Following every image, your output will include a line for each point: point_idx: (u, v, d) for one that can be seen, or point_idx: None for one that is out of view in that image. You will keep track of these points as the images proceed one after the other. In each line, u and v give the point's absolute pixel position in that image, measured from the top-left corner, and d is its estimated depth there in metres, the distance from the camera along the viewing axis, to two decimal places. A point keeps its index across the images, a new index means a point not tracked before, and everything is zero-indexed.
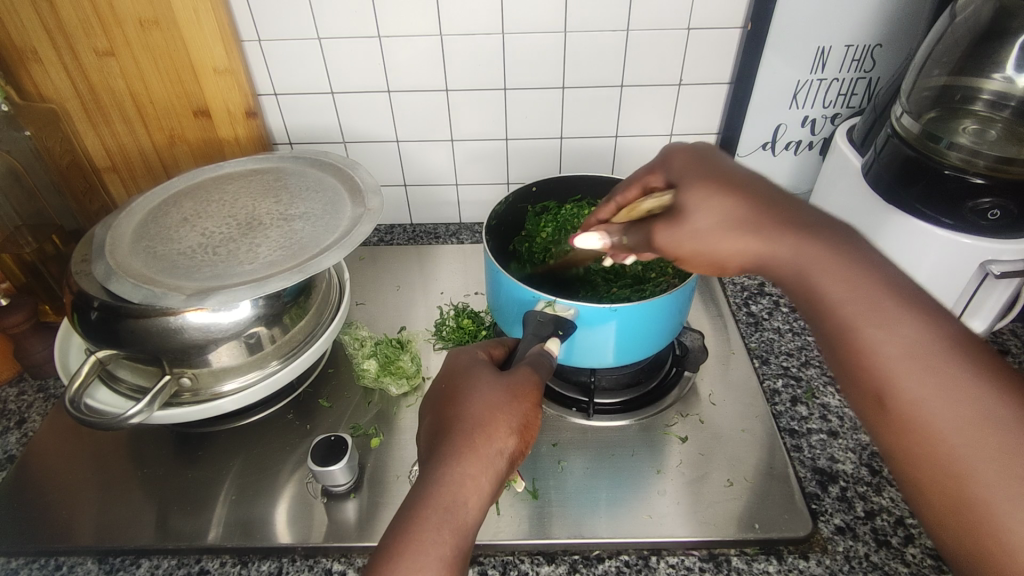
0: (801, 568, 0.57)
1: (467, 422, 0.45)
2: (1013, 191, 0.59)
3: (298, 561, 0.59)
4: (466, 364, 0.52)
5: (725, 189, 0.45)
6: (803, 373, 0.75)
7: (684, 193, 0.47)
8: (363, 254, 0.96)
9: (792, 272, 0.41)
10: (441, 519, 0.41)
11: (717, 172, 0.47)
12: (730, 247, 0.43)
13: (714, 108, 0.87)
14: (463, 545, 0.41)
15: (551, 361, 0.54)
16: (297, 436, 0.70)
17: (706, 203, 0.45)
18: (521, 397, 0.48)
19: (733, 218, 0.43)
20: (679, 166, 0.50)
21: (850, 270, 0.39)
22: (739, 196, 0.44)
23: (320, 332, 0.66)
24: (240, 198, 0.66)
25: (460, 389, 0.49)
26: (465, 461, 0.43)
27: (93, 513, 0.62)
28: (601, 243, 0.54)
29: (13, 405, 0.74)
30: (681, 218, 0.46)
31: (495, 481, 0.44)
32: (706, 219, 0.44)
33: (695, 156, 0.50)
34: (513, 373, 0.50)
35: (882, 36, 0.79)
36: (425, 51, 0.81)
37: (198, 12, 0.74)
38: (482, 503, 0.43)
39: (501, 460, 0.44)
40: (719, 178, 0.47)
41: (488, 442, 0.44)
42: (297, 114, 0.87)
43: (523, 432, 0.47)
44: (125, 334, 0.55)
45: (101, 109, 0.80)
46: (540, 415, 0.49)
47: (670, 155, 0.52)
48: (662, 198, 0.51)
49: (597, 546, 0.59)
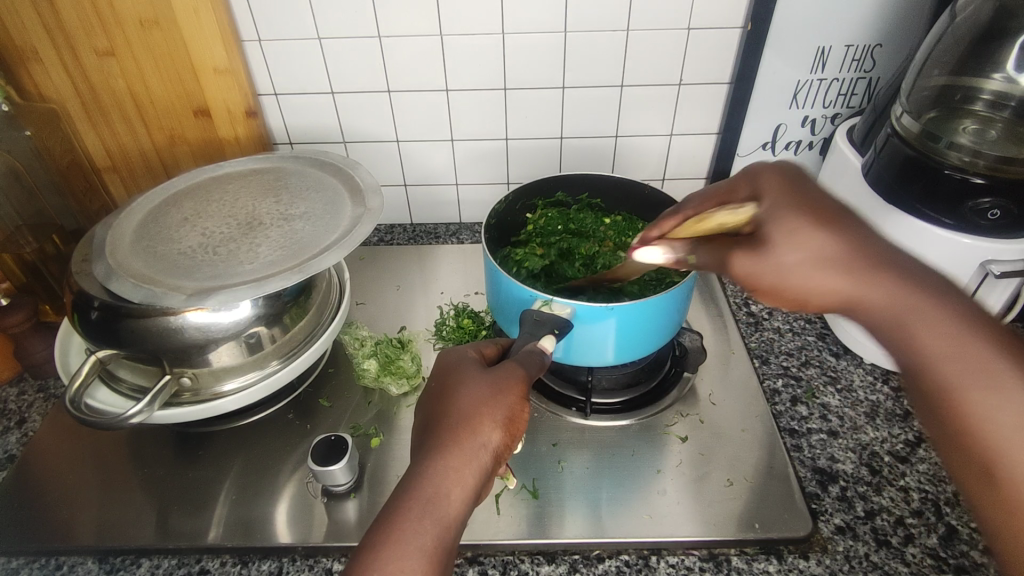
0: (801, 568, 0.57)
1: (452, 417, 0.46)
2: (1014, 191, 0.59)
3: (298, 561, 0.59)
4: (457, 360, 0.52)
5: (817, 217, 0.42)
6: (803, 373, 0.75)
7: (767, 226, 0.43)
8: (363, 254, 0.96)
9: (870, 306, 0.39)
10: (422, 511, 0.41)
11: (809, 199, 0.44)
12: (818, 283, 0.40)
13: (713, 108, 0.87)
14: (446, 538, 0.40)
15: (544, 358, 0.55)
16: (297, 436, 0.70)
17: (794, 235, 0.42)
18: (505, 392, 0.48)
19: (825, 252, 0.40)
20: (772, 194, 0.45)
21: (938, 311, 0.37)
22: (828, 228, 0.41)
23: (320, 332, 0.66)
24: (241, 197, 0.66)
25: (448, 385, 0.49)
26: (448, 455, 0.43)
27: (93, 513, 0.62)
28: (662, 258, 0.51)
29: (13, 405, 0.74)
30: (763, 245, 0.43)
31: (480, 474, 0.43)
32: (790, 256, 0.41)
33: (788, 180, 0.46)
34: (500, 369, 0.50)
35: (882, 36, 0.79)
36: (425, 50, 0.81)
37: (199, 12, 0.74)
38: (466, 495, 0.42)
39: (486, 453, 0.44)
40: (806, 204, 0.43)
41: (473, 436, 0.44)
42: (296, 114, 0.87)
43: (509, 426, 0.46)
44: (125, 334, 0.55)
45: (101, 110, 0.80)
46: (526, 410, 0.48)
47: (757, 173, 0.49)
48: (737, 212, 0.47)
49: (597, 546, 0.59)
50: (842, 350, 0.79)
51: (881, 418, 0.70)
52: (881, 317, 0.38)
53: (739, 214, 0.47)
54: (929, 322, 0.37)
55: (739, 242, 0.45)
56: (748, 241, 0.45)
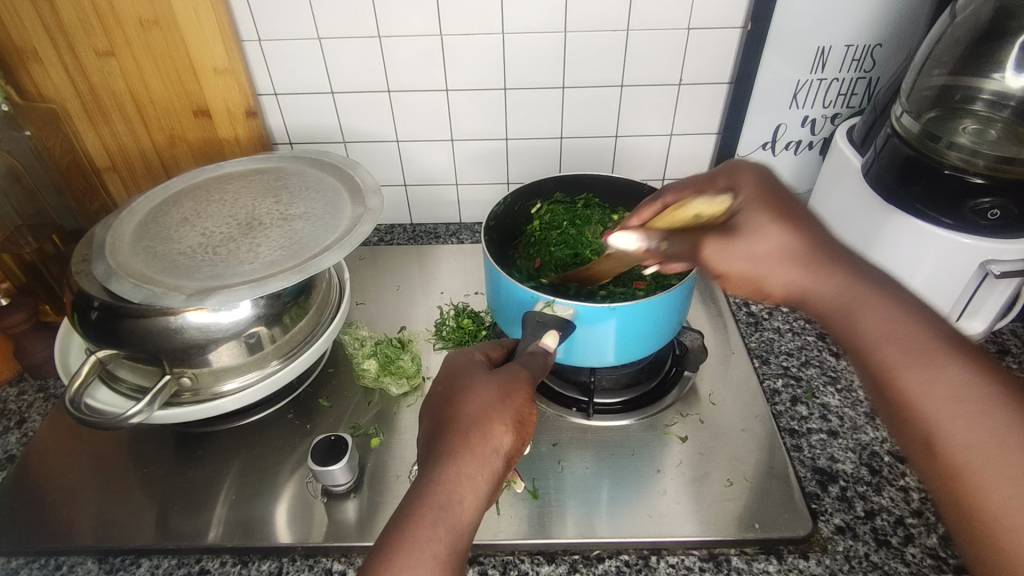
0: (800, 568, 0.57)
1: (463, 421, 0.45)
2: (1014, 190, 0.59)
3: (298, 561, 0.59)
4: (463, 364, 0.52)
5: (777, 215, 0.49)
6: (803, 373, 0.75)
7: (745, 218, 0.50)
8: (363, 254, 0.96)
9: (806, 292, 0.47)
10: (437, 517, 0.41)
11: (777, 198, 0.50)
12: (769, 275, 0.48)
13: (714, 108, 0.87)
14: (459, 544, 0.41)
15: (547, 358, 0.54)
16: (297, 436, 0.70)
17: (761, 231, 0.49)
18: (515, 395, 0.48)
19: (787, 249, 0.48)
20: (747, 193, 0.51)
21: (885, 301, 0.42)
22: (790, 225, 0.49)
23: (320, 332, 0.66)
24: (241, 197, 0.66)
25: (457, 389, 0.49)
26: (460, 461, 0.43)
27: (93, 513, 0.62)
28: (637, 244, 0.55)
29: (13, 405, 0.74)
30: (731, 239, 0.50)
31: (492, 479, 0.44)
32: (734, 270, 0.51)
33: (765, 180, 0.52)
34: (508, 371, 0.50)
35: (882, 36, 0.79)
36: (425, 50, 0.81)
37: (198, 12, 0.74)
38: (478, 501, 0.43)
39: (497, 458, 0.44)
40: (773, 204, 0.50)
41: (485, 440, 0.44)
42: (296, 114, 0.87)
43: (519, 430, 0.46)
44: (124, 334, 0.55)
45: (101, 110, 0.80)
46: (535, 413, 0.48)
47: (739, 168, 0.53)
48: (714, 203, 0.53)
49: (597, 546, 0.59)
50: (841, 350, 0.79)
51: None
52: (836, 299, 0.44)
53: (717, 204, 0.52)
54: (870, 305, 0.42)
55: (712, 228, 0.52)
56: (717, 228, 0.52)
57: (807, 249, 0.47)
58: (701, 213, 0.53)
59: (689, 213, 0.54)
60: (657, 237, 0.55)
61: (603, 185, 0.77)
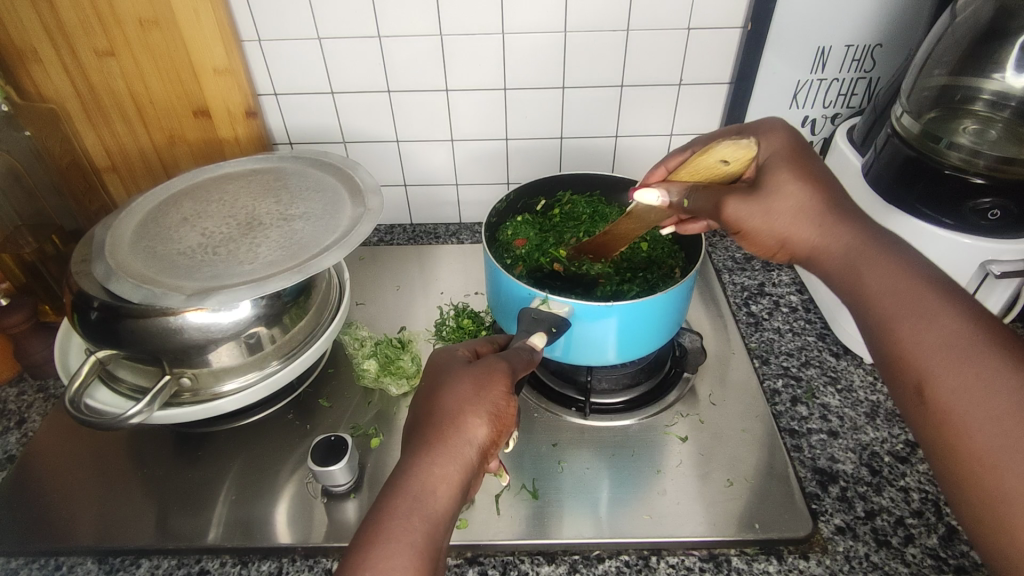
0: (801, 568, 0.57)
1: (439, 415, 0.46)
2: (1014, 191, 0.59)
3: (298, 561, 0.59)
4: (445, 360, 0.52)
5: (804, 177, 0.50)
6: (803, 373, 0.75)
7: (769, 175, 0.51)
8: (363, 254, 0.96)
9: (841, 257, 0.46)
10: (410, 507, 0.41)
11: (801, 157, 0.52)
12: (794, 230, 0.48)
13: (714, 108, 0.87)
14: (436, 535, 0.41)
15: (532, 354, 0.54)
16: (297, 436, 0.70)
17: (785, 186, 0.49)
18: (490, 386, 0.47)
19: (803, 208, 0.48)
20: (773, 146, 0.53)
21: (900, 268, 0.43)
22: (814, 184, 0.49)
23: (320, 333, 0.66)
24: (241, 198, 0.66)
25: (437, 384, 0.49)
26: (434, 454, 0.43)
27: (93, 513, 0.62)
28: (659, 200, 0.57)
29: (13, 405, 0.74)
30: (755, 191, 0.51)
31: (467, 471, 0.44)
32: (773, 223, 0.49)
33: (794, 144, 0.53)
34: (484, 363, 0.50)
35: (882, 36, 0.79)
36: (425, 50, 0.81)
37: (198, 12, 0.74)
38: (453, 491, 0.43)
39: (471, 449, 0.45)
40: (800, 166, 0.50)
41: (459, 433, 0.45)
42: (296, 114, 0.87)
43: (496, 421, 0.46)
44: (124, 334, 0.55)
45: (101, 110, 0.80)
46: (513, 403, 0.48)
47: (767, 126, 0.56)
48: (740, 144, 0.55)
49: (598, 546, 0.59)
50: (842, 350, 0.79)
51: (881, 418, 0.70)
52: (843, 256, 0.46)
53: (744, 149, 0.54)
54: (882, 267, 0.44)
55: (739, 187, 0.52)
56: (744, 187, 0.52)
57: (821, 204, 0.48)
58: (725, 156, 0.55)
59: (712, 159, 0.56)
60: (679, 194, 0.57)
61: (610, 185, 0.77)
